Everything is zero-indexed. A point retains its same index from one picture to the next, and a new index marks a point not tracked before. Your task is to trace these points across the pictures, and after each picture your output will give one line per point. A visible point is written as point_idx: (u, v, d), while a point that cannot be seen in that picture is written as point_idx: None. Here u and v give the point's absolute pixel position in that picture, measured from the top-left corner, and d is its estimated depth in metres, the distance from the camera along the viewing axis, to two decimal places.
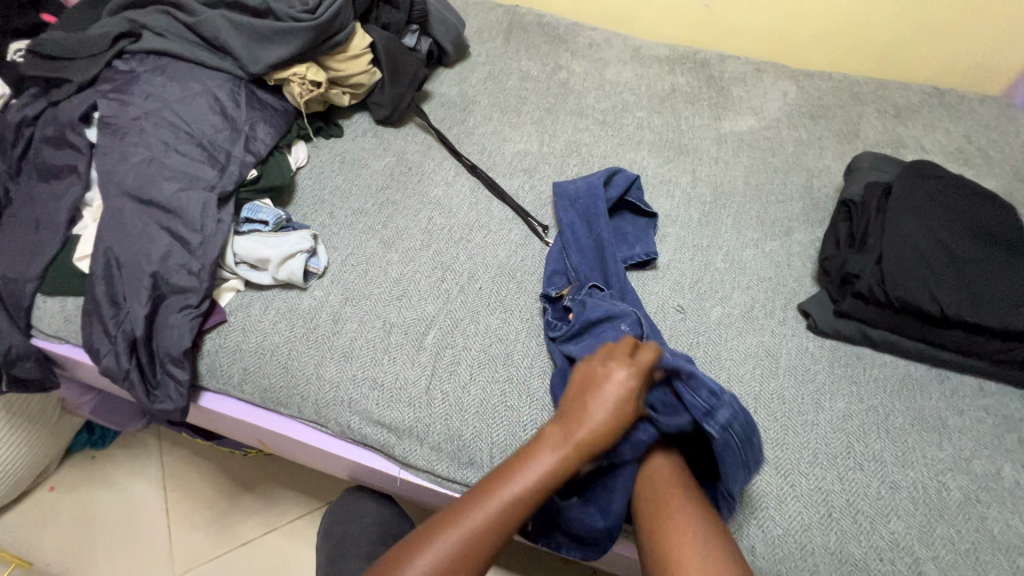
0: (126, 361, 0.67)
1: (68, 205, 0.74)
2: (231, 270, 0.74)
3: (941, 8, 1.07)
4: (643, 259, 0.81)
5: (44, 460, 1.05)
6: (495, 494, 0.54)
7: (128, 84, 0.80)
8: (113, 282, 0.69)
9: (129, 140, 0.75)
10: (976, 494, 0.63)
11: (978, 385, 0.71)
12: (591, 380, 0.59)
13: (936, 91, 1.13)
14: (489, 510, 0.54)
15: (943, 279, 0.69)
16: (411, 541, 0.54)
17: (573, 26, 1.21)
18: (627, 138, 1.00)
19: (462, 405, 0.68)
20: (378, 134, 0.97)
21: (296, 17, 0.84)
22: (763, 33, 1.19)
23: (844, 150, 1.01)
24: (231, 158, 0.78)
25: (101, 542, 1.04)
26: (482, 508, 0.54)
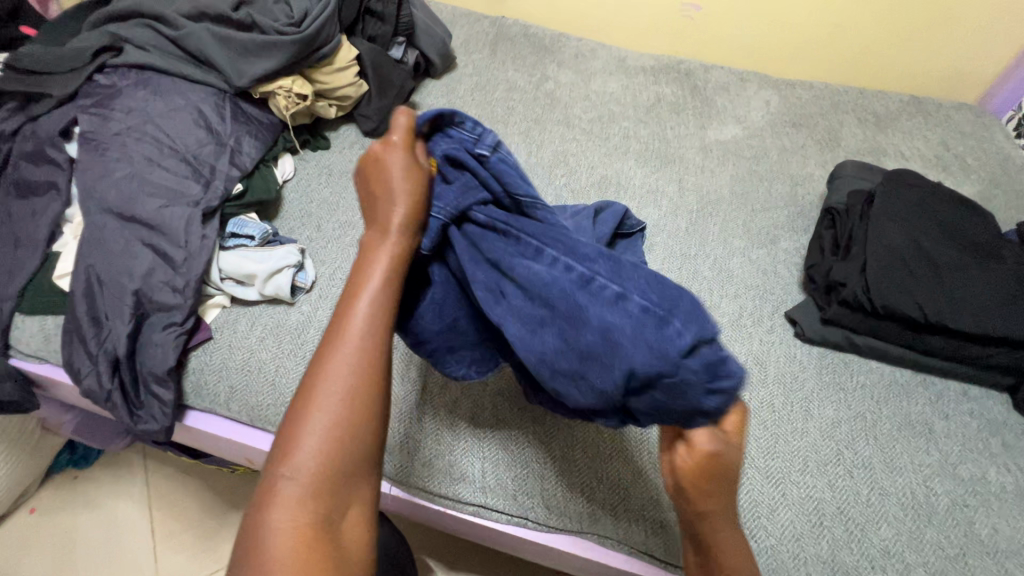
0: (108, 382, 0.65)
1: (47, 222, 0.72)
2: (216, 286, 0.73)
3: (916, 18, 1.09)
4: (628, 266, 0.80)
5: (24, 482, 1.03)
6: (345, 338, 0.42)
7: (109, 98, 0.79)
8: (94, 301, 0.67)
9: (110, 156, 0.74)
10: (964, 499, 0.63)
11: (962, 390, 0.73)
12: (366, 175, 0.49)
13: (914, 99, 1.15)
14: (349, 346, 0.42)
15: (926, 285, 0.70)
16: (280, 435, 0.40)
17: (559, 37, 1.22)
18: (614, 148, 1.01)
19: (454, 419, 0.67)
20: (365, 146, 0.96)
21: (281, 31, 0.84)
22: (745, 42, 1.21)
23: (826, 158, 1.03)
24: (216, 173, 0.77)
25: (84, 566, 1.02)
26: (335, 360, 0.41)
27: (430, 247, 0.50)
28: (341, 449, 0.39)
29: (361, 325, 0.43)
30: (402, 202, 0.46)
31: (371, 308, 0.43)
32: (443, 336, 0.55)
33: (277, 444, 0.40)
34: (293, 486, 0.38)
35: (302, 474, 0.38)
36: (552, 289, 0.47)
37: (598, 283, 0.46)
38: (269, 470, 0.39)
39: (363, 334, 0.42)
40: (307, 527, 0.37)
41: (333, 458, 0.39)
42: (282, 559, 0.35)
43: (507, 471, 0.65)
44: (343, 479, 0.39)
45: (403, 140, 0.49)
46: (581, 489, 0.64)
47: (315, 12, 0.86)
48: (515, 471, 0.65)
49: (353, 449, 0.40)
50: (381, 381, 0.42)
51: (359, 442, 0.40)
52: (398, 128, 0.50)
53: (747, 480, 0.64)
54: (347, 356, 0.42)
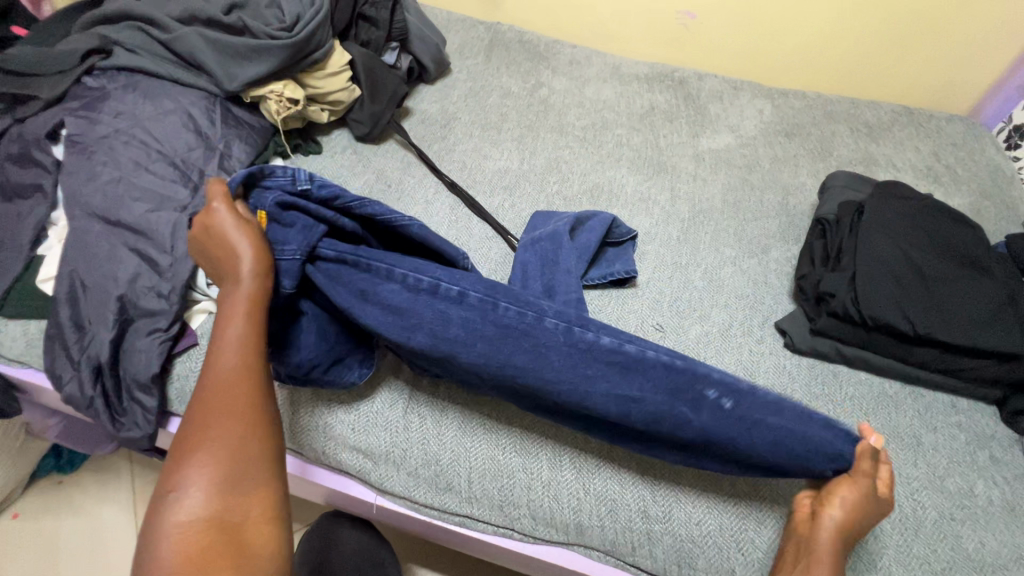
0: (90, 388, 0.64)
1: (31, 225, 0.72)
2: (203, 292, 0.71)
3: (906, 30, 1.10)
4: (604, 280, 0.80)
5: (6, 487, 1.01)
6: (218, 373, 0.50)
7: (97, 101, 0.78)
8: (78, 306, 0.66)
9: (97, 159, 0.73)
10: (951, 512, 0.63)
11: (950, 402, 0.73)
12: (212, 236, 0.57)
13: (906, 110, 1.16)
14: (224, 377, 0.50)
15: (914, 297, 0.70)
16: (166, 468, 0.47)
17: (554, 44, 1.22)
18: (606, 155, 1.01)
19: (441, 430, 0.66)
20: (357, 151, 0.96)
21: (271, 35, 0.83)
22: (738, 51, 1.21)
23: (818, 167, 1.03)
24: (205, 177, 0.76)
25: (67, 574, 1.00)
26: (212, 392, 0.49)
27: (291, 284, 0.59)
28: (228, 458, 0.47)
29: (233, 357, 0.51)
30: (249, 250, 0.55)
31: (238, 342, 0.52)
32: (331, 352, 0.63)
33: (166, 469, 0.46)
34: (184, 500, 0.45)
35: (187, 491, 0.45)
36: (416, 308, 0.60)
37: (453, 291, 0.60)
38: (160, 495, 0.45)
39: (236, 365, 0.51)
40: (205, 526, 0.44)
41: (216, 471, 0.46)
42: (181, 558, 0.43)
43: (494, 482, 0.64)
44: (230, 482, 0.46)
45: (225, 203, 0.58)
46: (567, 500, 0.63)
47: (307, 16, 0.85)
48: (501, 481, 0.64)
49: (237, 459, 0.47)
50: (257, 397, 0.50)
51: (245, 451, 0.48)
52: (219, 192, 0.58)
53: (736, 492, 0.63)
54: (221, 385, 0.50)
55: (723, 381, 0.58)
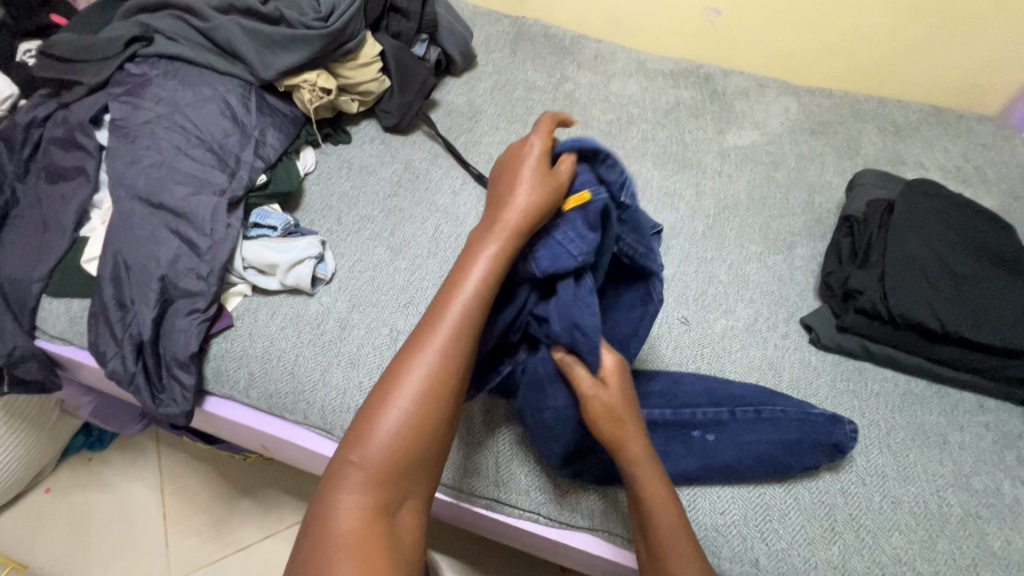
0: (133, 364, 0.67)
1: (76, 206, 0.74)
2: (239, 274, 0.74)
3: (937, 30, 1.09)
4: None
5: (41, 462, 1.05)
6: (401, 385, 0.48)
7: (139, 87, 0.80)
8: (121, 285, 0.69)
9: (140, 144, 0.75)
10: (977, 510, 0.63)
11: (977, 402, 0.72)
12: (507, 186, 0.55)
13: (934, 110, 1.15)
14: (405, 394, 0.47)
15: (944, 295, 0.70)
16: (332, 469, 0.47)
17: (579, 39, 1.23)
18: (631, 150, 1.01)
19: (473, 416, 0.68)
20: (385, 141, 0.97)
21: (307, 25, 0.85)
22: (764, 48, 1.21)
23: (844, 166, 1.03)
24: (241, 163, 0.78)
25: (98, 547, 1.03)
26: (391, 407, 0.47)
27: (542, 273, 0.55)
28: (383, 487, 0.45)
29: (425, 371, 0.48)
30: (494, 241, 0.52)
31: (449, 324, 0.50)
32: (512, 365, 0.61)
33: (357, 429, 0.47)
34: (363, 474, 0.45)
35: (340, 511, 0.44)
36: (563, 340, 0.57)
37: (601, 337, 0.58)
38: (345, 453, 0.47)
39: (427, 381, 0.48)
40: (351, 544, 0.42)
41: (397, 458, 0.46)
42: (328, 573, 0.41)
43: (521, 466, 0.66)
44: (378, 514, 0.44)
45: (547, 145, 0.58)
46: (594, 487, 0.65)
47: (342, 7, 0.87)
48: (529, 466, 0.66)
49: (417, 448, 0.47)
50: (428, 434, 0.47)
51: (425, 442, 0.47)
52: (537, 129, 0.58)
53: (758, 484, 0.64)
54: (407, 400, 0.47)
55: (705, 418, 0.65)
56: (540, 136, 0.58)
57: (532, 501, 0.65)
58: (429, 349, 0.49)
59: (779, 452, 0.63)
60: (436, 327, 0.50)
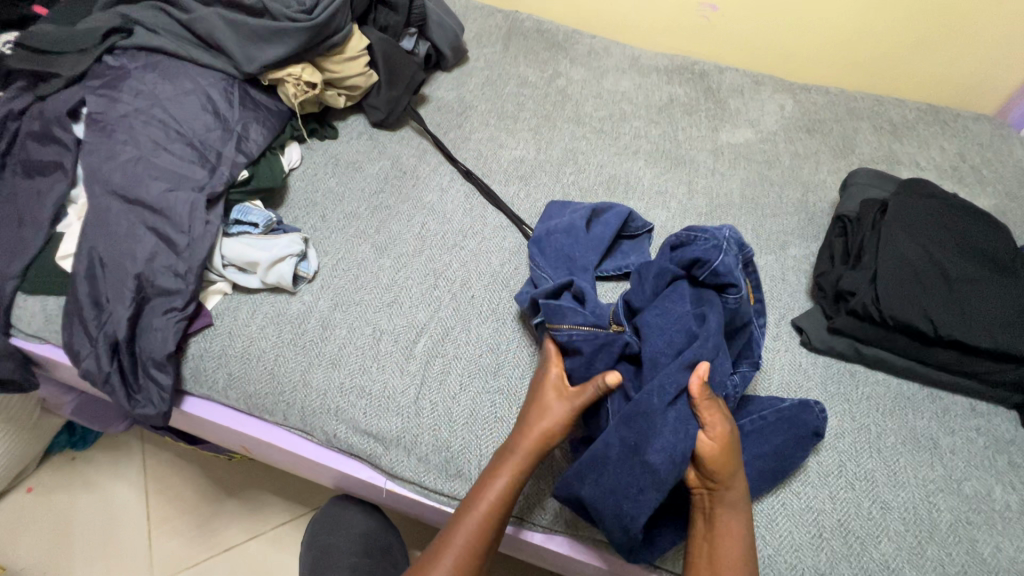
0: (107, 364, 0.65)
1: (51, 202, 0.72)
2: (218, 272, 0.73)
3: (934, 27, 1.07)
4: (694, 259, 0.65)
5: (23, 461, 1.03)
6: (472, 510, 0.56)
7: (118, 80, 0.78)
8: (96, 283, 0.67)
9: (118, 138, 0.73)
10: (967, 516, 0.62)
11: (969, 406, 0.71)
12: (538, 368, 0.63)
13: (931, 108, 1.13)
14: (475, 518, 0.56)
15: (937, 297, 0.69)
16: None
17: (572, 34, 1.21)
18: (623, 147, 0.99)
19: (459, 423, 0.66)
20: (373, 137, 0.96)
21: (291, 17, 0.82)
22: (760, 45, 1.19)
23: (839, 165, 1.01)
24: (222, 158, 0.76)
25: (81, 547, 1.02)
26: (463, 525, 0.56)
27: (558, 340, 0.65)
28: None
29: (493, 498, 0.57)
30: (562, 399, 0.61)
31: (512, 470, 0.57)
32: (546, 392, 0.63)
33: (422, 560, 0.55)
34: None
35: None
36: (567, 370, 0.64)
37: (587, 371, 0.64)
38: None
39: (498, 507, 0.57)
40: None
41: (463, 574, 0.54)
42: None
43: None
44: None
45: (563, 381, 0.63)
46: None
47: None
48: None
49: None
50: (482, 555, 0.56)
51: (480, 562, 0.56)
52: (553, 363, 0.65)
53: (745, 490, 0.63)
54: (478, 523, 0.56)
55: None
56: (558, 367, 0.65)
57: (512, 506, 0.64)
58: (507, 471, 0.58)
59: (766, 457, 0.62)
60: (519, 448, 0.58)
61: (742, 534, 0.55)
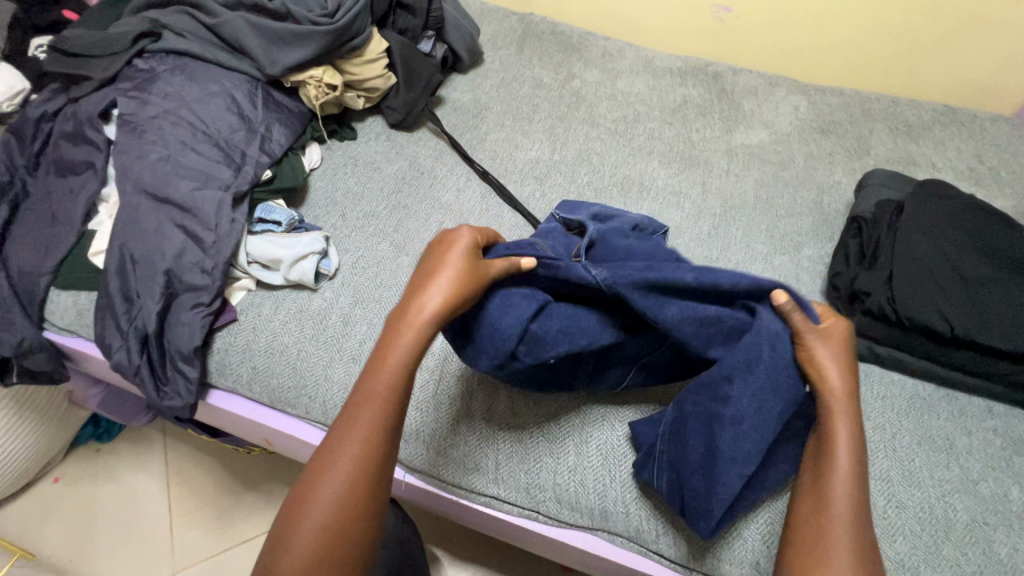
0: (137, 357, 0.67)
1: (84, 200, 0.75)
2: (244, 269, 0.75)
3: (951, 28, 1.07)
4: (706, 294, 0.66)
5: (50, 452, 1.06)
6: (363, 405, 0.52)
7: (147, 82, 0.81)
8: (127, 278, 0.69)
9: (147, 138, 0.76)
10: (984, 517, 0.62)
11: (986, 407, 0.71)
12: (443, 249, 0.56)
13: (948, 110, 1.13)
14: (369, 413, 0.52)
15: (953, 298, 0.69)
16: (303, 479, 0.51)
17: (587, 36, 1.22)
18: (637, 148, 1.00)
19: (465, 421, 0.67)
20: (390, 138, 0.97)
21: (314, 22, 0.85)
22: (775, 47, 1.20)
23: (854, 166, 1.01)
24: (246, 159, 0.79)
25: (104, 537, 1.05)
26: (356, 418, 0.52)
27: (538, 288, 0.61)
28: (348, 492, 0.50)
29: (383, 392, 0.52)
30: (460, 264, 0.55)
31: (397, 356, 0.53)
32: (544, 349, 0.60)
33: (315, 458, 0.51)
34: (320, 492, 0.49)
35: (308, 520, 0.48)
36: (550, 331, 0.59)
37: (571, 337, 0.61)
38: (302, 482, 0.51)
39: (388, 399, 0.52)
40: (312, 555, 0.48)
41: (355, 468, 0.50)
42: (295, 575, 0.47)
43: (520, 464, 0.66)
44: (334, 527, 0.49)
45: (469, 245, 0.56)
46: (593, 486, 0.64)
47: (348, 3, 0.87)
48: (528, 464, 0.66)
49: (373, 465, 0.51)
50: (380, 446, 0.51)
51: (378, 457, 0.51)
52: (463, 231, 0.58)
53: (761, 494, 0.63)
54: (373, 422, 0.51)
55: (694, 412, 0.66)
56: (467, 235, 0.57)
57: (527, 498, 0.65)
58: (395, 359, 0.53)
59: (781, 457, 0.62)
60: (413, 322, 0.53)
61: (850, 502, 0.51)
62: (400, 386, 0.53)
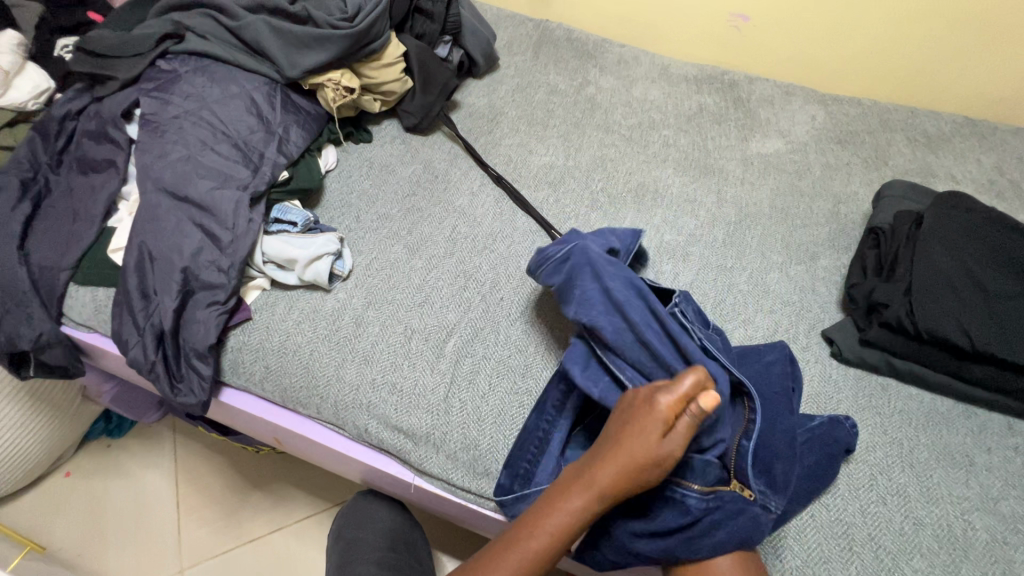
0: (153, 353, 0.68)
1: (105, 197, 0.76)
2: (259, 269, 0.75)
3: (972, 39, 1.06)
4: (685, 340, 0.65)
5: (63, 445, 1.08)
6: (539, 527, 0.52)
7: (170, 83, 0.82)
8: (145, 275, 0.70)
9: (168, 138, 0.77)
10: (1004, 536, 0.61)
11: (1007, 424, 0.70)
12: (638, 413, 0.53)
13: (968, 121, 1.11)
14: (540, 542, 0.52)
15: (974, 312, 0.68)
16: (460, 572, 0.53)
17: (602, 43, 1.22)
18: (652, 155, 1.00)
19: (497, 443, 0.66)
20: (406, 141, 0.98)
21: (333, 25, 0.86)
22: (791, 56, 1.19)
23: (872, 177, 1.00)
24: (264, 160, 0.79)
25: (112, 532, 1.05)
26: (529, 542, 0.52)
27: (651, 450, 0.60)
28: None
29: (557, 529, 0.52)
30: (674, 445, 0.51)
31: (590, 497, 0.53)
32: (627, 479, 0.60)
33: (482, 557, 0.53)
34: None
35: None
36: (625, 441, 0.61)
37: None
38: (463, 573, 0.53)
39: (562, 542, 0.52)
40: None
41: None
42: None
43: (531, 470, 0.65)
44: None
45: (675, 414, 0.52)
46: None
47: (368, 7, 0.87)
48: None
49: None
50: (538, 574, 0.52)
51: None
52: (677, 390, 0.52)
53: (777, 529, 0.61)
54: (541, 554, 0.52)
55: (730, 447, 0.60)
56: (674, 398, 0.52)
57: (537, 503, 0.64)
58: (592, 494, 0.53)
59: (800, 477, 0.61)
60: (619, 476, 0.52)
61: None
62: (575, 535, 0.53)
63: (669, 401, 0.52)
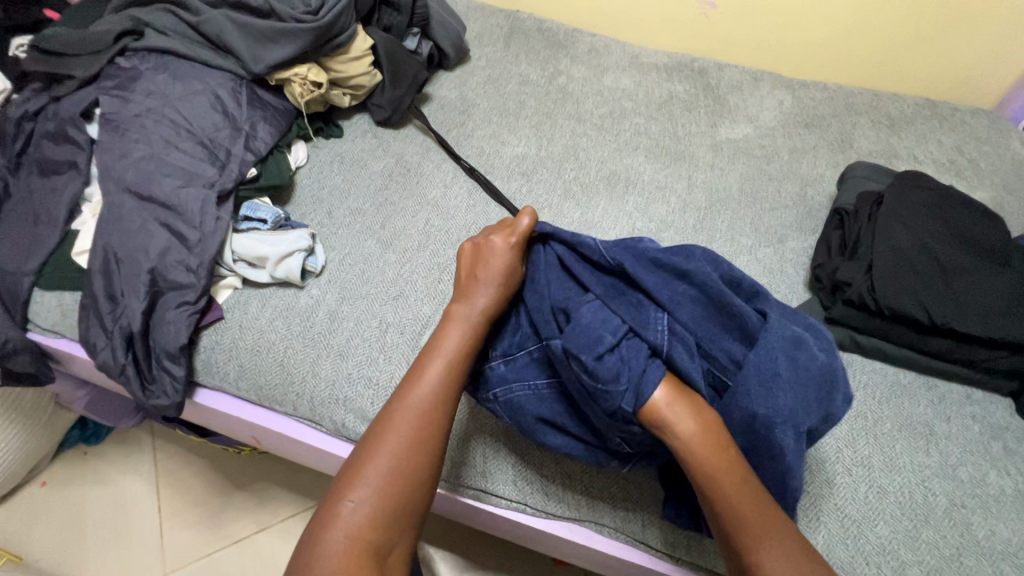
0: (122, 356, 0.67)
1: (67, 200, 0.74)
2: (229, 267, 0.74)
3: (932, 23, 1.08)
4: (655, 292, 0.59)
5: (37, 455, 1.06)
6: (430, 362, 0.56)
7: (130, 81, 0.80)
8: (111, 277, 0.69)
9: (130, 137, 0.76)
10: (962, 500, 0.64)
11: (965, 394, 0.72)
12: (476, 260, 0.63)
13: (929, 103, 1.14)
14: (432, 376, 0.55)
15: (931, 287, 0.70)
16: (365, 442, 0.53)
17: (573, 33, 1.22)
18: (623, 143, 1.01)
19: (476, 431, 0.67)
20: (377, 135, 0.97)
21: (298, 19, 0.84)
22: (759, 42, 1.21)
23: (837, 159, 1.03)
24: (231, 157, 0.78)
25: (91, 541, 1.04)
26: (424, 376, 0.55)
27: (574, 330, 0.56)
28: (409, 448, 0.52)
29: (446, 357, 0.56)
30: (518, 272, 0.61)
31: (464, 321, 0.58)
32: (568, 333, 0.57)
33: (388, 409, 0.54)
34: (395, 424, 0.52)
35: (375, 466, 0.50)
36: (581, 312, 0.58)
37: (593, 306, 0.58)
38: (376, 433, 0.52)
39: (453, 368, 0.56)
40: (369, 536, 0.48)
41: (422, 419, 0.53)
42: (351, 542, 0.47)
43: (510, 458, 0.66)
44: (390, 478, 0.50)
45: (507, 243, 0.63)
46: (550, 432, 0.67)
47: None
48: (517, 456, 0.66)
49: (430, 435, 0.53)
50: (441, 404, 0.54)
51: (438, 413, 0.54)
52: (498, 231, 0.64)
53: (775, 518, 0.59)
54: (436, 379, 0.55)
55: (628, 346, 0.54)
56: (503, 235, 0.63)
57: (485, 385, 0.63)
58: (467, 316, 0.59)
59: None
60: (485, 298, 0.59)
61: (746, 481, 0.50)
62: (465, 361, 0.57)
63: (497, 237, 0.63)
